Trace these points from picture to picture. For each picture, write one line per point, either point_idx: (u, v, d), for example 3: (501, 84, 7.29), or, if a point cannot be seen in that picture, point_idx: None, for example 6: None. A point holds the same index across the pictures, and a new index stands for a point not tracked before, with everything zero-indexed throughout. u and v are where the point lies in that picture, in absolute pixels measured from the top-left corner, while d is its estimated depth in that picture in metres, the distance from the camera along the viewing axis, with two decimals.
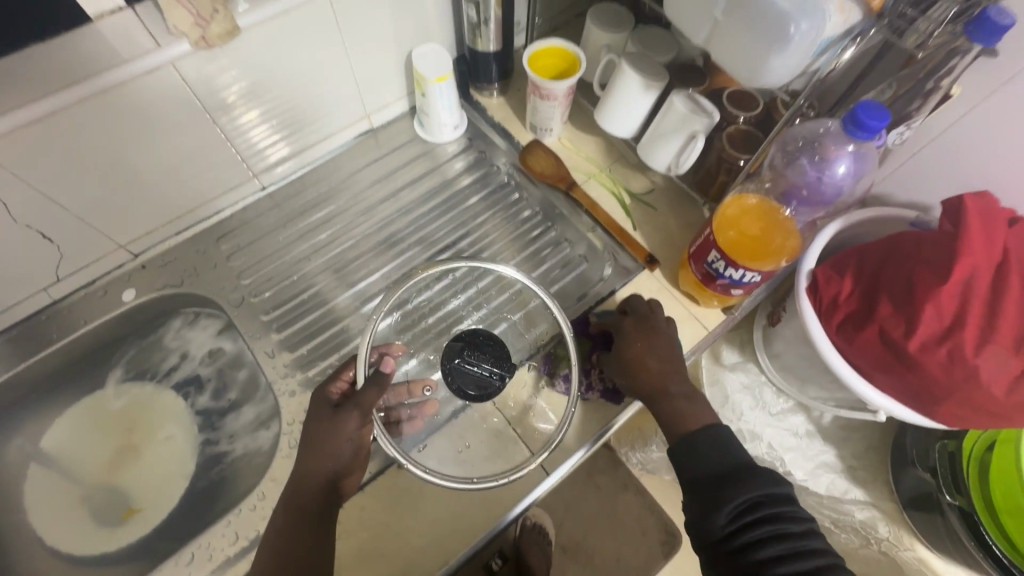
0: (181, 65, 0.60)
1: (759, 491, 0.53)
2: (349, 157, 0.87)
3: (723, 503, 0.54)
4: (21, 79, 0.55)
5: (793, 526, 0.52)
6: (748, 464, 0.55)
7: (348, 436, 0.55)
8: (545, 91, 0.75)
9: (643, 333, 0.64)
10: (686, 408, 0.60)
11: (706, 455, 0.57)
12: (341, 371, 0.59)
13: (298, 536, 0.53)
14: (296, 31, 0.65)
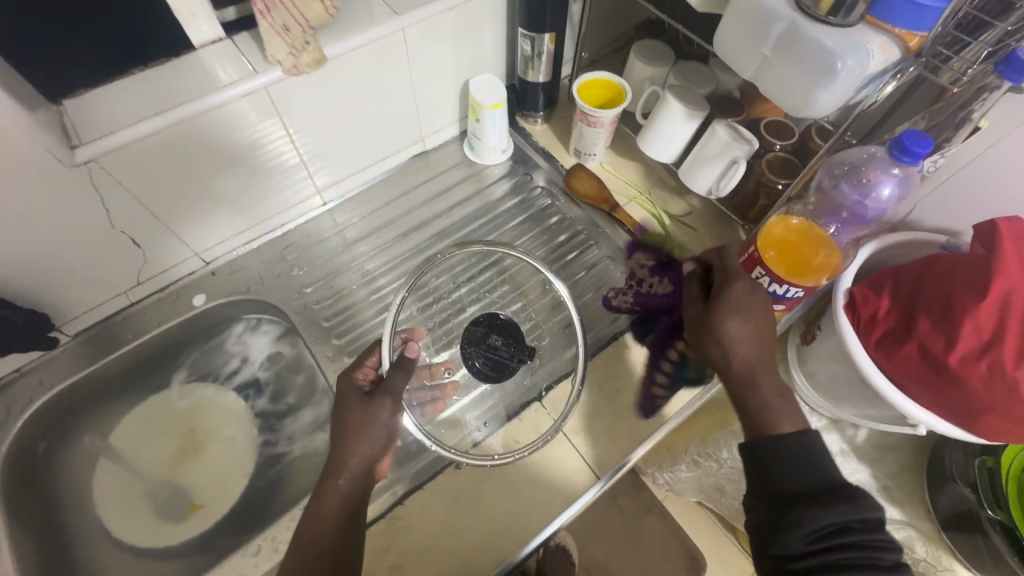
0: (272, 90, 0.66)
1: (854, 512, 0.50)
2: (402, 176, 0.92)
3: (812, 519, 0.50)
4: (131, 100, 0.61)
5: (880, 552, 0.49)
6: (839, 483, 0.52)
7: (378, 420, 0.57)
8: (592, 119, 0.81)
9: (749, 314, 0.60)
10: (774, 406, 0.57)
11: (798, 468, 0.53)
12: (366, 360, 0.64)
13: (328, 531, 0.53)
14: (372, 61, 0.71)
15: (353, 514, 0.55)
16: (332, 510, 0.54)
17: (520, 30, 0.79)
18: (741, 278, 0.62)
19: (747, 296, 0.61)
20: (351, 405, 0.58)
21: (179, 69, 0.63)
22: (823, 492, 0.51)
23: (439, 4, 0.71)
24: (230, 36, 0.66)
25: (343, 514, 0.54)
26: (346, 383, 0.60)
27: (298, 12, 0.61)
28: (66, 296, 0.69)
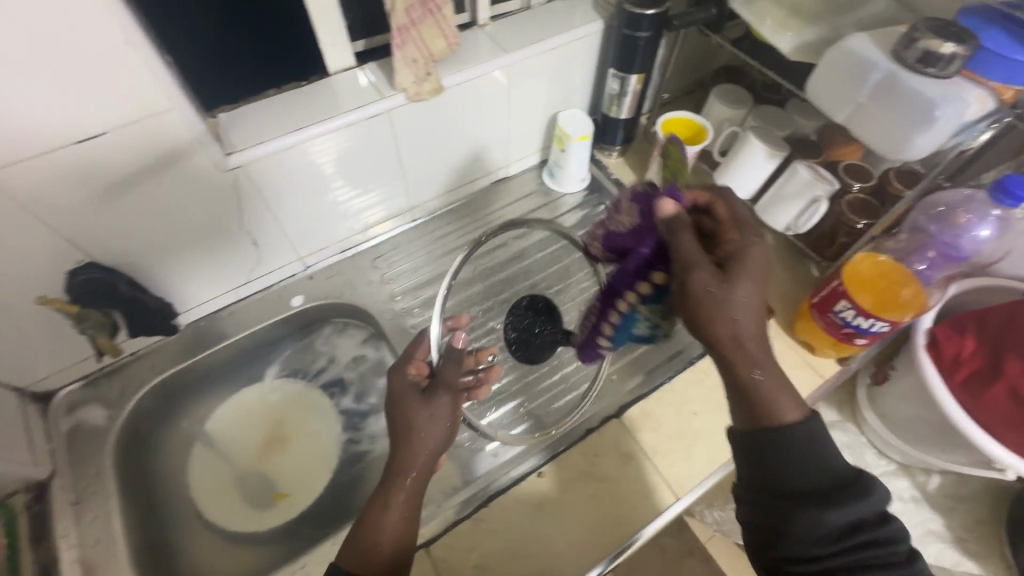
0: (394, 113, 0.73)
1: (853, 510, 0.44)
2: (485, 198, 0.98)
3: (819, 524, 0.44)
4: (273, 117, 0.68)
5: (903, 552, 0.44)
6: (857, 475, 0.46)
7: (441, 416, 0.56)
8: (674, 154, 0.86)
9: (759, 278, 0.48)
10: (768, 387, 0.46)
11: (798, 463, 0.46)
12: (414, 359, 0.59)
13: (394, 531, 0.52)
14: (478, 90, 0.78)
15: (414, 514, 0.54)
16: (398, 511, 0.53)
17: (611, 70, 0.85)
18: (741, 230, 0.51)
19: (753, 250, 0.50)
20: (409, 403, 0.55)
21: (315, 91, 0.71)
22: (829, 488, 0.45)
23: (543, 44, 0.79)
24: (360, 65, 0.73)
25: (408, 514, 0.53)
26: (400, 380, 0.58)
27: (424, 47, 0.68)
28: (188, 287, 0.75)
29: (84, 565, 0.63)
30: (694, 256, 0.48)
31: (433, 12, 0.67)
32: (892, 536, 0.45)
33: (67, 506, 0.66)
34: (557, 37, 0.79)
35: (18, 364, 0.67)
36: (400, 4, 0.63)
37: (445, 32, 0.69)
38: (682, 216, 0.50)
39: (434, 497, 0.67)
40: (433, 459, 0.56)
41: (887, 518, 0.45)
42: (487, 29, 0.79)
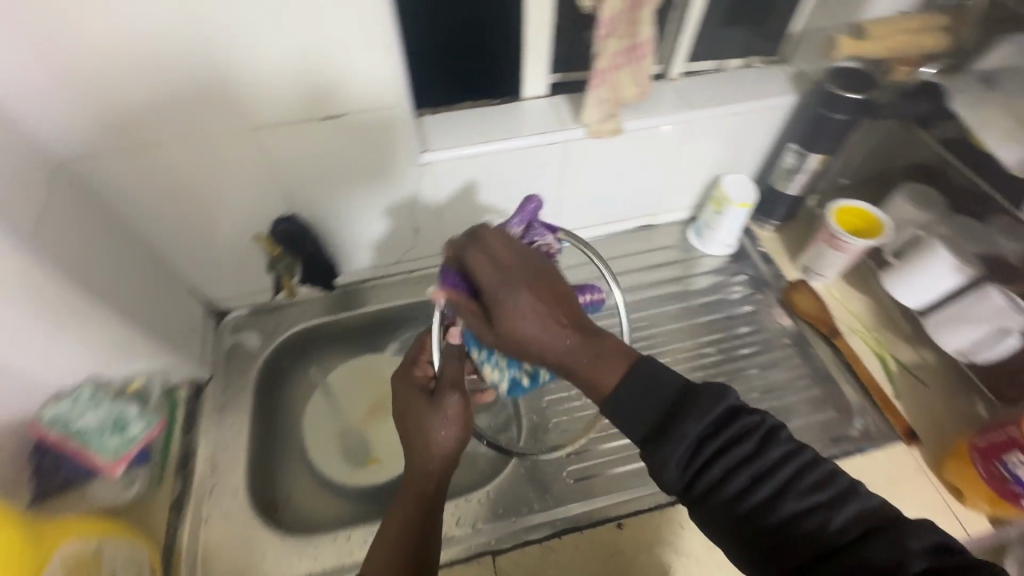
0: (571, 144, 0.78)
1: (699, 423, 0.43)
2: (624, 240, 0.99)
3: (676, 454, 0.44)
4: (467, 125, 0.76)
5: (772, 449, 0.43)
6: (685, 387, 0.46)
7: (450, 416, 0.54)
8: (841, 245, 0.82)
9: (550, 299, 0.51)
10: (592, 371, 0.48)
11: (636, 407, 0.46)
12: (418, 366, 0.61)
13: (399, 534, 0.51)
14: (654, 139, 0.81)
15: (425, 522, 0.52)
16: (407, 518, 0.52)
17: (791, 145, 0.84)
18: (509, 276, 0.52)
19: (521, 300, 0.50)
20: (416, 406, 0.55)
21: (507, 109, 0.78)
22: (668, 413, 0.45)
23: (729, 109, 0.80)
24: (551, 95, 0.80)
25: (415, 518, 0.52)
26: (405, 383, 0.58)
27: (617, 90, 0.72)
28: (352, 252, 0.84)
29: (214, 465, 0.72)
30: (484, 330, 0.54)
31: (635, 61, 0.70)
32: (757, 425, 0.44)
33: (214, 410, 0.77)
34: (743, 103, 0.80)
35: (214, 281, 0.80)
36: (609, 50, 0.67)
37: (641, 81, 0.71)
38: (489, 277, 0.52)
39: (515, 512, 0.69)
40: (449, 462, 0.53)
41: (735, 410, 0.44)
42: (676, 83, 0.82)
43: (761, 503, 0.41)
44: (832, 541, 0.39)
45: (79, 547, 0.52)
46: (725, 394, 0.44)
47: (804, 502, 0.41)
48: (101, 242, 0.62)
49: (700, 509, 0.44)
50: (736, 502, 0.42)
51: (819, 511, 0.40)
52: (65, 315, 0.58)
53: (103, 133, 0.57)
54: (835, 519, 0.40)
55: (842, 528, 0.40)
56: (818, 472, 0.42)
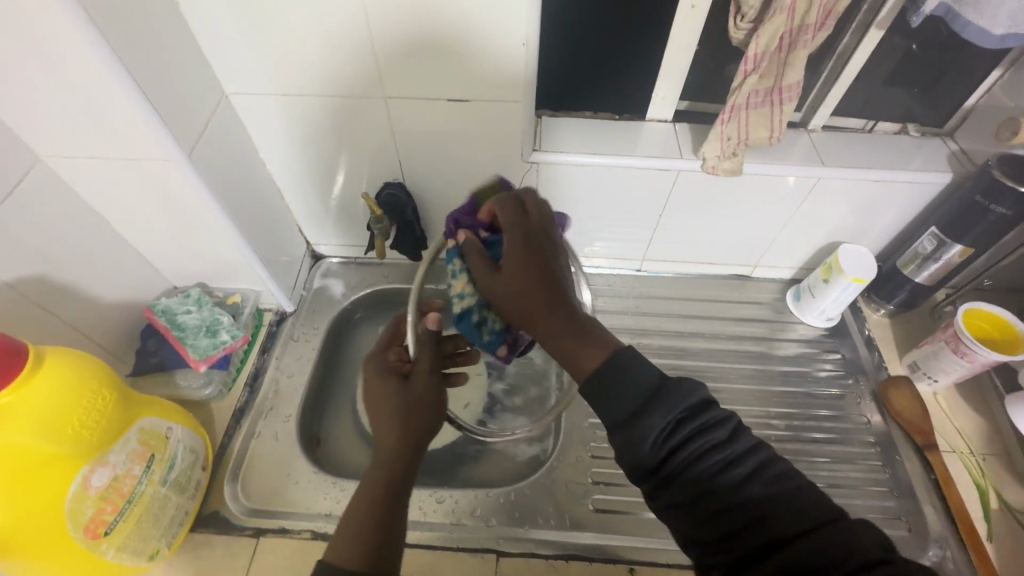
0: (682, 174, 0.75)
1: (674, 408, 0.44)
2: (714, 285, 0.94)
3: (650, 434, 0.44)
4: (582, 134, 0.76)
5: (736, 441, 0.44)
6: (661, 378, 0.46)
7: (423, 400, 0.56)
8: (964, 350, 0.72)
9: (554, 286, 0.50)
10: (572, 347, 0.49)
11: (620, 388, 0.46)
12: (387, 351, 0.61)
13: (368, 518, 0.49)
14: (772, 187, 0.76)
15: (394, 505, 0.51)
16: (376, 506, 0.50)
17: (930, 228, 0.75)
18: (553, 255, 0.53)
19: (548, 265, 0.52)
20: (387, 390, 0.56)
21: (627, 127, 0.78)
22: (643, 402, 0.45)
23: (866, 173, 0.73)
24: (675, 122, 0.78)
25: (382, 500, 0.51)
26: (376, 366, 0.59)
27: (745, 131, 0.69)
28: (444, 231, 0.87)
29: (276, 388, 0.79)
30: (476, 260, 0.53)
31: (773, 104, 0.66)
32: (726, 419, 0.45)
33: (289, 339, 0.84)
34: (886, 172, 0.73)
35: (319, 226, 0.87)
36: (747, 87, 0.64)
37: (774, 125, 0.68)
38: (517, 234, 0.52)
39: (530, 521, 0.69)
40: (420, 444, 0.55)
41: (708, 403, 0.46)
42: (813, 135, 0.77)
43: (724, 483, 0.43)
44: (787, 531, 0.40)
45: (150, 423, 0.57)
46: (698, 389, 0.46)
47: (761, 490, 0.42)
48: (240, 168, 0.70)
49: (663, 491, 0.44)
50: (696, 484, 0.43)
51: (775, 501, 0.42)
52: (194, 219, 0.66)
53: (266, 73, 0.64)
54: (790, 510, 0.41)
55: (799, 521, 0.40)
56: (776, 466, 0.44)
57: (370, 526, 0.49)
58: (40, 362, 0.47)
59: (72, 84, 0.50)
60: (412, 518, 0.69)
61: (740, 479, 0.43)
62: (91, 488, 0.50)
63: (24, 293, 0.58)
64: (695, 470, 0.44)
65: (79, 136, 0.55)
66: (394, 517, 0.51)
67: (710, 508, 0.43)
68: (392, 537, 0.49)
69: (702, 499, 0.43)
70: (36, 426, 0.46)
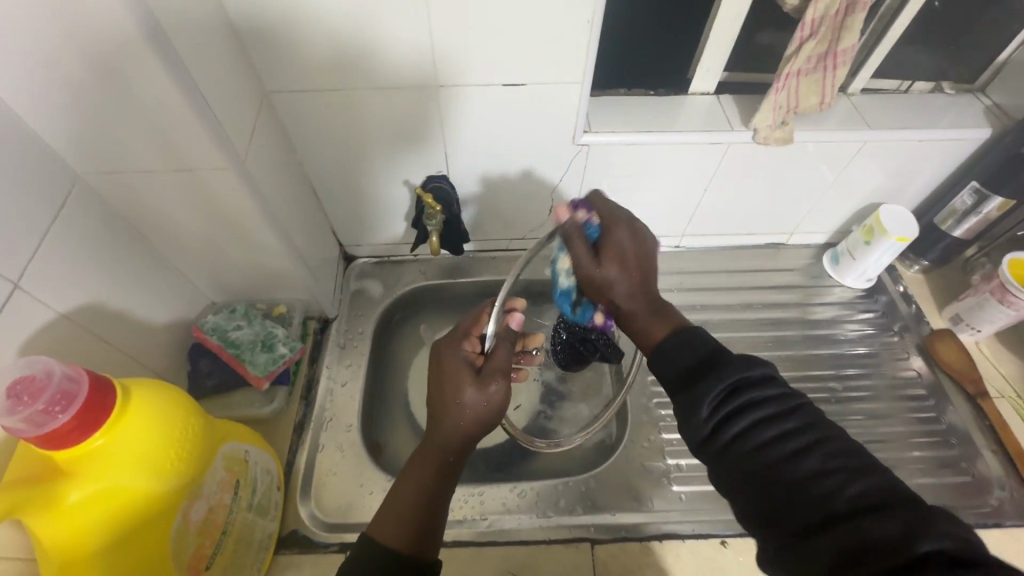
0: (732, 147, 0.74)
1: (729, 377, 0.43)
2: (751, 255, 0.95)
3: (701, 401, 0.43)
4: (627, 111, 0.74)
5: (796, 418, 0.41)
6: (717, 350, 0.46)
7: (486, 406, 0.52)
8: (1010, 298, 0.75)
9: (645, 274, 0.54)
10: (644, 325, 0.52)
11: (674, 354, 0.47)
12: (466, 340, 0.56)
13: (399, 500, 0.49)
14: (820, 153, 0.76)
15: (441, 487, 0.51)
16: (426, 481, 0.51)
17: (970, 183, 0.77)
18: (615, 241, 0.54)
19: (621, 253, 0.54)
20: (461, 379, 0.52)
21: (668, 101, 0.75)
22: (700, 365, 0.45)
23: (912, 133, 0.73)
24: (717, 94, 0.77)
25: (414, 486, 0.50)
26: (454, 353, 0.54)
27: (795, 98, 0.68)
28: (486, 221, 0.85)
29: (333, 397, 0.75)
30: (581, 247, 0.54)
31: (826, 69, 0.66)
32: (787, 397, 0.43)
33: (336, 347, 0.80)
34: (931, 130, 0.73)
35: (354, 225, 0.84)
36: (805, 53, 0.63)
37: (825, 91, 0.68)
38: (599, 246, 0.54)
39: (614, 507, 0.69)
40: (463, 450, 0.52)
41: (769, 376, 0.43)
42: (853, 98, 0.77)
43: (779, 461, 0.40)
44: (841, 510, 0.37)
45: (232, 448, 0.54)
46: (762, 362, 0.44)
47: (819, 468, 0.39)
48: (281, 172, 0.66)
49: (717, 461, 0.43)
50: (747, 456, 0.41)
51: (833, 478, 0.38)
52: (243, 229, 0.62)
53: (308, 67, 0.60)
54: (846, 491, 0.37)
55: (857, 501, 0.37)
56: (840, 447, 0.40)
57: (411, 503, 0.50)
58: (126, 399, 0.44)
59: (127, 93, 0.45)
60: (498, 515, 0.68)
61: (797, 455, 0.40)
62: (191, 523, 0.48)
63: (79, 325, 0.53)
64: (750, 445, 0.41)
65: (129, 149, 0.50)
66: (440, 497, 0.51)
67: (760, 482, 0.40)
68: (436, 514, 0.50)
69: (756, 475, 0.40)
70: (135, 470, 0.43)
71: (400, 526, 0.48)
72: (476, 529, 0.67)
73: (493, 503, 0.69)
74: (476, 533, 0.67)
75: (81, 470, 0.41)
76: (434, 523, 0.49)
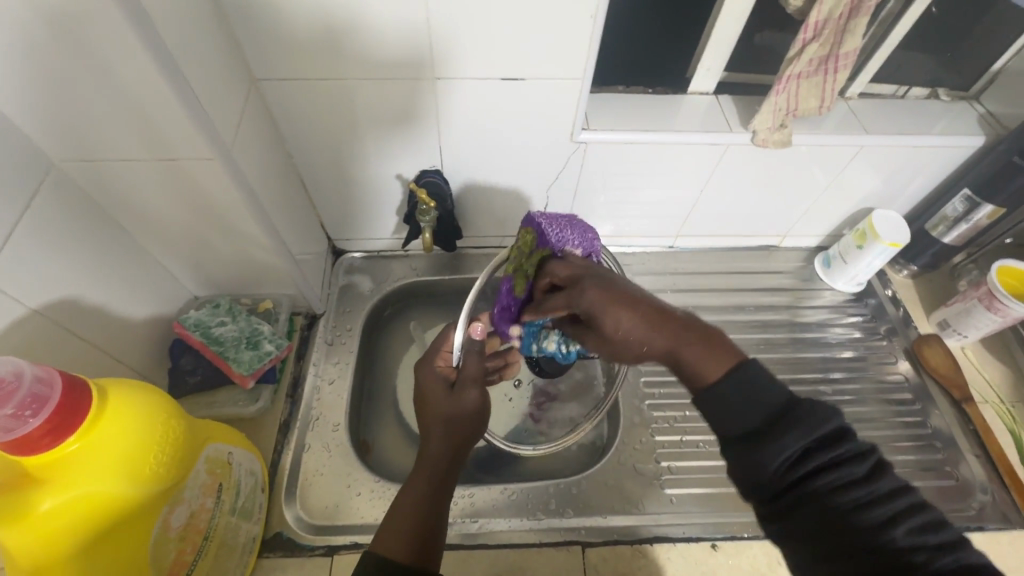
0: (731, 148, 0.73)
1: (805, 432, 0.37)
2: (743, 256, 0.95)
3: (771, 458, 0.37)
4: (626, 108, 0.73)
5: (880, 481, 0.36)
6: (788, 400, 0.39)
7: (468, 412, 0.53)
8: (998, 306, 0.76)
9: (629, 301, 0.47)
10: (694, 358, 0.42)
11: (738, 406, 0.39)
12: (435, 360, 0.57)
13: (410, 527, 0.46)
14: (817, 157, 0.76)
15: (439, 497, 0.49)
16: (415, 494, 0.48)
17: (962, 190, 0.78)
18: (583, 285, 0.51)
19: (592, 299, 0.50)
20: (439, 399, 0.53)
21: (667, 99, 0.74)
22: (769, 423, 0.38)
23: (910, 139, 0.73)
24: (715, 93, 0.76)
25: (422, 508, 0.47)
26: (429, 373, 0.56)
27: (794, 101, 0.67)
28: (478, 218, 0.83)
29: (319, 396, 0.73)
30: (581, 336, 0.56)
31: (827, 72, 0.65)
32: (867, 455, 0.37)
33: (323, 344, 0.78)
34: (926, 137, 0.73)
35: (342, 218, 0.81)
36: (807, 56, 0.63)
37: (825, 94, 0.67)
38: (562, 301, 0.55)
39: (606, 509, 0.68)
40: (461, 455, 0.52)
41: (846, 431, 0.38)
42: (851, 102, 0.77)
43: (864, 528, 0.35)
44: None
45: (215, 451, 0.52)
46: (836, 416, 0.38)
47: (909, 539, 0.34)
48: (268, 163, 0.63)
49: (785, 520, 0.38)
50: (823, 518, 0.36)
51: (925, 551, 0.34)
52: (227, 222, 0.60)
53: (296, 52, 0.58)
54: (936, 563, 0.33)
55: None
56: (927, 514, 0.35)
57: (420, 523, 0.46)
58: (103, 401, 0.41)
59: (106, 77, 0.43)
60: (488, 517, 0.67)
61: (884, 525, 0.35)
62: (171, 529, 0.46)
63: (52, 320, 0.51)
64: (831, 508, 0.36)
65: (106, 136, 0.48)
66: (439, 513, 0.48)
67: (833, 547, 0.35)
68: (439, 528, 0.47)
69: (837, 540, 0.35)
70: (111, 474, 0.41)
71: (398, 538, 0.45)
72: (464, 531, 0.66)
73: (483, 505, 0.67)
74: (464, 536, 0.65)
75: (55, 477, 0.39)
76: (437, 536, 0.47)
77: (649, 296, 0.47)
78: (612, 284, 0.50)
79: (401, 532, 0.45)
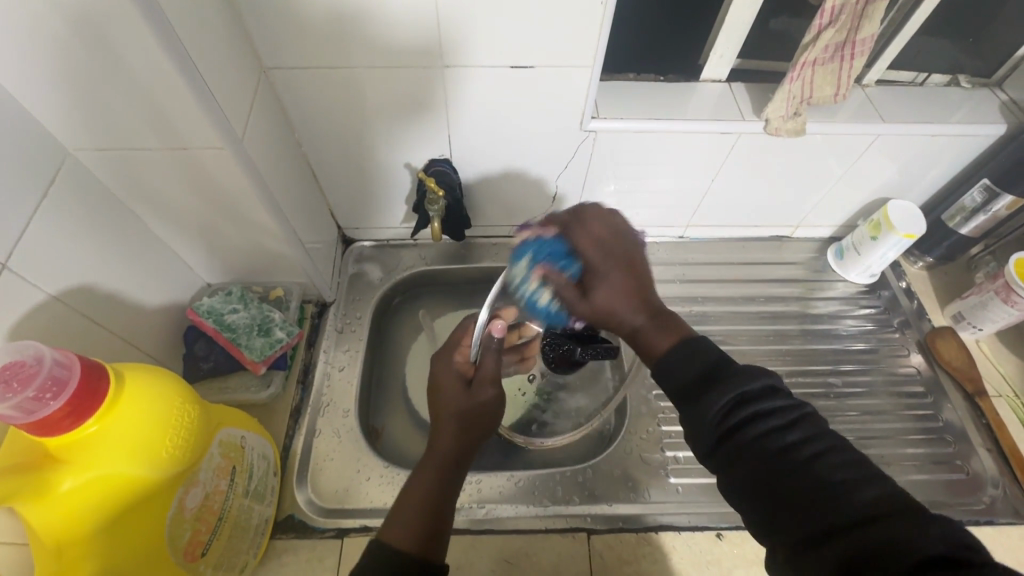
0: (743, 137, 0.72)
1: (735, 388, 0.40)
2: (754, 247, 0.94)
3: (704, 413, 0.41)
4: (636, 96, 0.72)
5: (799, 430, 0.39)
6: (717, 362, 0.43)
7: (481, 410, 0.55)
8: (1015, 298, 0.75)
9: (636, 281, 0.50)
10: (648, 335, 0.47)
11: (679, 365, 0.44)
12: (457, 353, 0.60)
13: (414, 513, 0.46)
14: (831, 146, 0.74)
15: (443, 484, 0.50)
16: (423, 484, 0.49)
17: (982, 180, 0.76)
18: (604, 247, 0.52)
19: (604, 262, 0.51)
20: (450, 388, 0.56)
21: (679, 88, 0.73)
22: (704, 380, 0.42)
23: (927, 128, 0.71)
24: (728, 81, 0.74)
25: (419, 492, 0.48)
26: (445, 366, 0.58)
27: (809, 88, 0.66)
28: (487, 206, 0.83)
29: (330, 382, 0.74)
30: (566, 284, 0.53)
31: (843, 59, 0.64)
32: (791, 407, 0.40)
33: (334, 331, 0.79)
34: (945, 126, 0.72)
35: (352, 207, 0.82)
36: (823, 42, 0.61)
37: (841, 81, 0.65)
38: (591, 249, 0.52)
39: (611, 497, 0.69)
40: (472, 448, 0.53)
41: (773, 388, 0.41)
42: (868, 90, 0.75)
43: (788, 469, 0.38)
44: (847, 518, 0.35)
45: (229, 435, 0.54)
46: (762, 374, 0.41)
47: (832, 475, 0.37)
48: (278, 152, 0.64)
49: (727, 471, 0.40)
50: (755, 462, 0.39)
51: (842, 483, 0.36)
52: (238, 210, 0.60)
53: (304, 41, 0.58)
54: (860, 497, 0.35)
55: (866, 508, 0.34)
56: (846, 454, 0.38)
57: (419, 509, 0.47)
58: (120, 386, 0.43)
59: (118, 69, 0.43)
60: (494, 503, 0.68)
61: (808, 467, 0.37)
62: (187, 510, 0.48)
63: (71, 307, 0.52)
64: (759, 453, 0.39)
65: (120, 125, 0.49)
66: (446, 504, 0.49)
67: (766, 490, 0.38)
68: (443, 519, 0.47)
69: (767, 483, 0.38)
70: (128, 456, 0.42)
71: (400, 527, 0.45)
72: (471, 516, 0.67)
73: (490, 492, 0.68)
74: (471, 521, 0.67)
75: (75, 458, 0.40)
76: (442, 523, 0.47)
77: (646, 278, 0.50)
78: (629, 265, 0.50)
79: (407, 515, 0.46)
